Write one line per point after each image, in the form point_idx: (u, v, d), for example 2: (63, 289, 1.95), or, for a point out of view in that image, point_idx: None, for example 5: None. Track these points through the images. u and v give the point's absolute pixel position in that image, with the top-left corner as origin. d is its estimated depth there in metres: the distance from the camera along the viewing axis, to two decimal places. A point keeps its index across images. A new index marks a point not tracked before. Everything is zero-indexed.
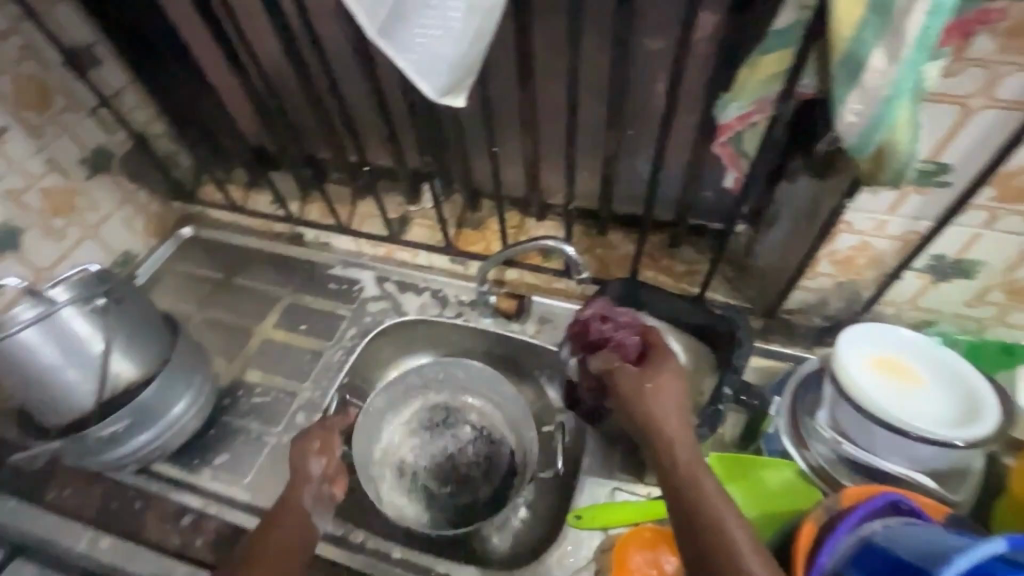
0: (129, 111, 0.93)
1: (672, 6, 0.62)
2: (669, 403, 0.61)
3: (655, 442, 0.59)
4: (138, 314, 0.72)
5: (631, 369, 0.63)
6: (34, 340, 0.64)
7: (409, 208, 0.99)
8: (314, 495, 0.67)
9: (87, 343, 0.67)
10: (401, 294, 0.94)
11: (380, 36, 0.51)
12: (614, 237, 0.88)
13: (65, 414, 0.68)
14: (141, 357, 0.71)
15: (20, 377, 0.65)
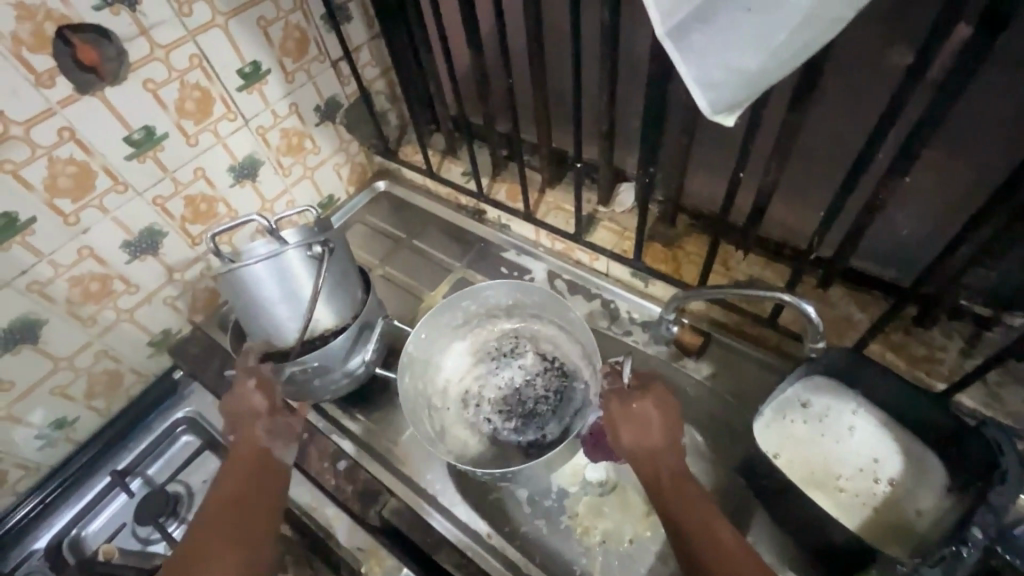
0: (362, 66, 0.98)
1: None
2: (645, 425, 0.64)
3: (642, 465, 0.64)
4: (344, 264, 0.77)
5: (613, 400, 0.67)
6: (262, 273, 0.70)
7: (599, 208, 0.93)
8: (270, 426, 0.69)
9: (303, 285, 0.73)
10: (570, 295, 0.93)
11: (670, 37, 0.44)
12: (836, 293, 0.75)
13: (271, 340, 0.76)
14: (336, 310, 0.77)
15: (244, 301, 0.72)
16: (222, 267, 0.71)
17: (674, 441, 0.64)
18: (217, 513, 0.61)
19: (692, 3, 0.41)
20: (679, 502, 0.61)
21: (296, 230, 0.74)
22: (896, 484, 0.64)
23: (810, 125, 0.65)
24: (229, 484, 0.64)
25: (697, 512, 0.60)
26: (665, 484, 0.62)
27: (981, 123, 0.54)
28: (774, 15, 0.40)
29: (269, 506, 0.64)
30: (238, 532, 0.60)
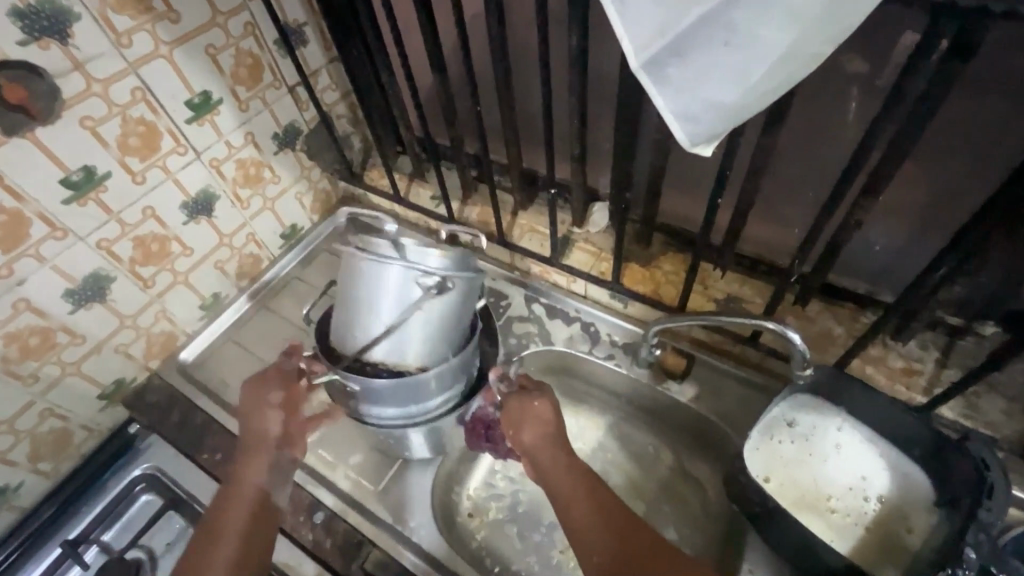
0: (321, 91, 0.94)
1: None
2: (542, 423, 0.68)
3: (538, 462, 0.67)
4: (457, 304, 0.69)
5: (511, 397, 0.70)
6: (382, 271, 0.64)
7: (573, 229, 0.91)
8: (269, 458, 0.68)
9: (413, 304, 0.66)
10: (549, 320, 0.90)
11: (644, 70, 0.42)
12: (813, 308, 0.75)
13: (354, 334, 0.69)
14: (426, 352, 0.69)
15: (356, 287, 0.67)
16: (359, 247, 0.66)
17: (564, 436, 0.68)
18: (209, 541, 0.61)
19: (666, 37, 0.40)
20: (571, 493, 0.64)
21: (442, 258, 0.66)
22: (885, 502, 0.65)
23: (781, 145, 0.64)
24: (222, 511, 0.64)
25: (589, 501, 0.63)
26: (557, 480, 0.65)
27: (950, 141, 0.55)
28: (748, 51, 0.39)
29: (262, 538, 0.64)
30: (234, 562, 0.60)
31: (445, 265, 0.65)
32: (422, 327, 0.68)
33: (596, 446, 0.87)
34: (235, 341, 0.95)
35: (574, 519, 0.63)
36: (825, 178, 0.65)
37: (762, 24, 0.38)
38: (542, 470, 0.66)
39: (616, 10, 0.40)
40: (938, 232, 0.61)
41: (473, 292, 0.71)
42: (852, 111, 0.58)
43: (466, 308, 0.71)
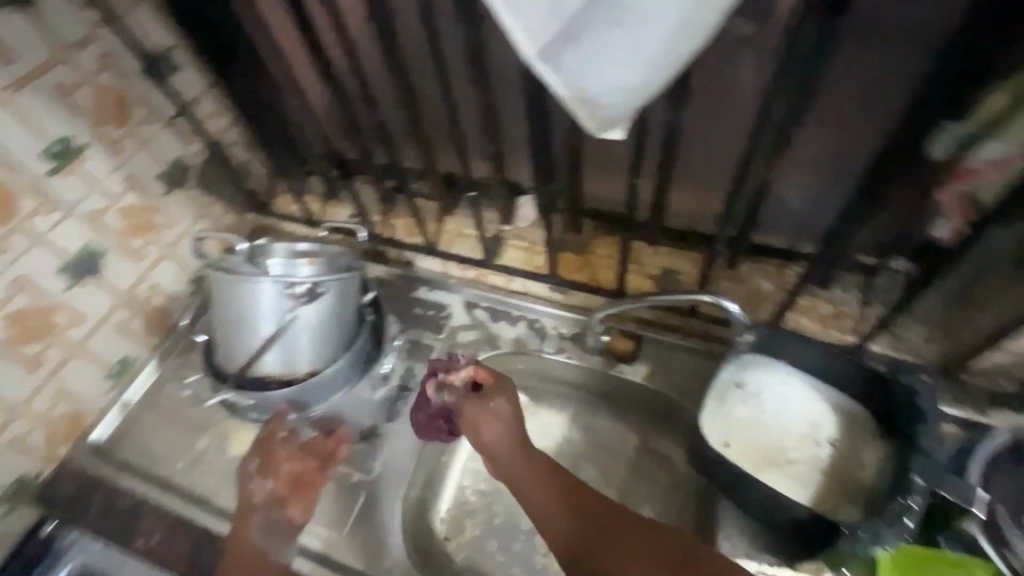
0: (206, 119, 0.86)
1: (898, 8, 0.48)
2: (511, 419, 0.66)
3: (495, 459, 0.66)
4: (338, 308, 0.69)
5: (472, 396, 0.67)
6: (251, 288, 0.64)
7: (504, 228, 0.88)
8: (264, 520, 0.69)
9: (288, 315, 0.66)
10: (493, 324, 0.87)
11: (541, 58, 0.40)
12: (744, 270, 0.76)
13: (237, 354, 0.69)
14: (315, 357, 0.70)
15: (229, 310, 0.66)
16: (223, 272, 0.66)
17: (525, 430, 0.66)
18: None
19: (558, 22, 0.38)
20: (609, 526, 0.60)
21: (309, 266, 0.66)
22: (837, 443, 0.67)
23: (690, 117, 0.64)
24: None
25: (550, 489, 0.63)
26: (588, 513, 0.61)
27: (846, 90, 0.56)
28: (641, 30, 0.38)
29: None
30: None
31: (315, 272, 0.66)
32: (304, 334, 0.68)
33: (562, 442, 0.85)
34: (151, 410, 0.84)
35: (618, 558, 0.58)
36: (735, 143, 0.65)
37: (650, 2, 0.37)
38: (527, 470, 0.64)
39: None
40: (846, 177, 0.63)
41: (355, 293, 0.71)
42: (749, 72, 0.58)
43: (350, 310, 0.71)
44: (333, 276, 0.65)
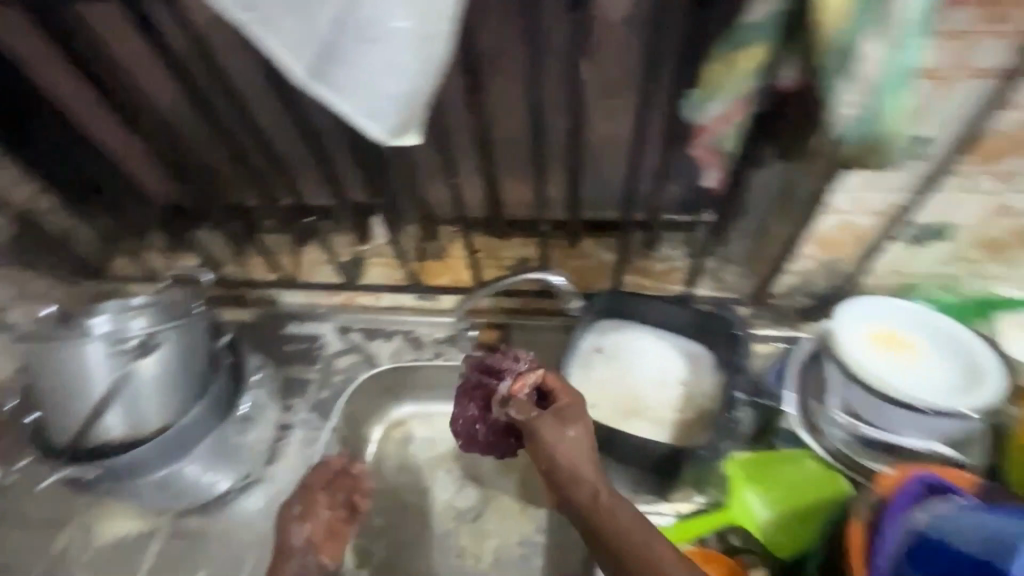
0: (7, 192, 0.79)
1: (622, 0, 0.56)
2: (587, 453, 0.55)
3: (554, 484, 0.55)
4: (179, 359, 0.66)
5: (548, 420, 0.57)
6: (77, 352, 0.62)
7: (361, 247, 0.89)
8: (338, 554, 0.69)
9: (121, 373, 0.63)
10: (369, 344, 0.88)
11: (312, 80, 0.44)
12: (586, 244, 0.81)
13: (69, 429, 0.63)
14: (161, 413, 0.65)
15: (55, 381, 0.63)
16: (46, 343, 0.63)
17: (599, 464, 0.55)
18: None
19: (317, 46, 0.43)
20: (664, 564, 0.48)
21: (137, 318, 0.64)
22: (686, 382, 0.75)
23: (488, 121, 0.69)
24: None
25: (607, 520, 0.51)
26: (643, 546, 0.49)
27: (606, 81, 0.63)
28: (390, 42, 0.42)
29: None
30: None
31: (147, 322, 0.64)
32: (144, 391, 0.64)
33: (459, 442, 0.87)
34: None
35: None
36: None
37: (386, 21, 0.41)
38: (584, 509, 0.53)
39: (264, 29, 0.42)
40: None
41: (200, 340, 0.68)
42: (530, 77, 0.63)
43: (196, 359, 0.68)
44: (165, 321, 0.64)
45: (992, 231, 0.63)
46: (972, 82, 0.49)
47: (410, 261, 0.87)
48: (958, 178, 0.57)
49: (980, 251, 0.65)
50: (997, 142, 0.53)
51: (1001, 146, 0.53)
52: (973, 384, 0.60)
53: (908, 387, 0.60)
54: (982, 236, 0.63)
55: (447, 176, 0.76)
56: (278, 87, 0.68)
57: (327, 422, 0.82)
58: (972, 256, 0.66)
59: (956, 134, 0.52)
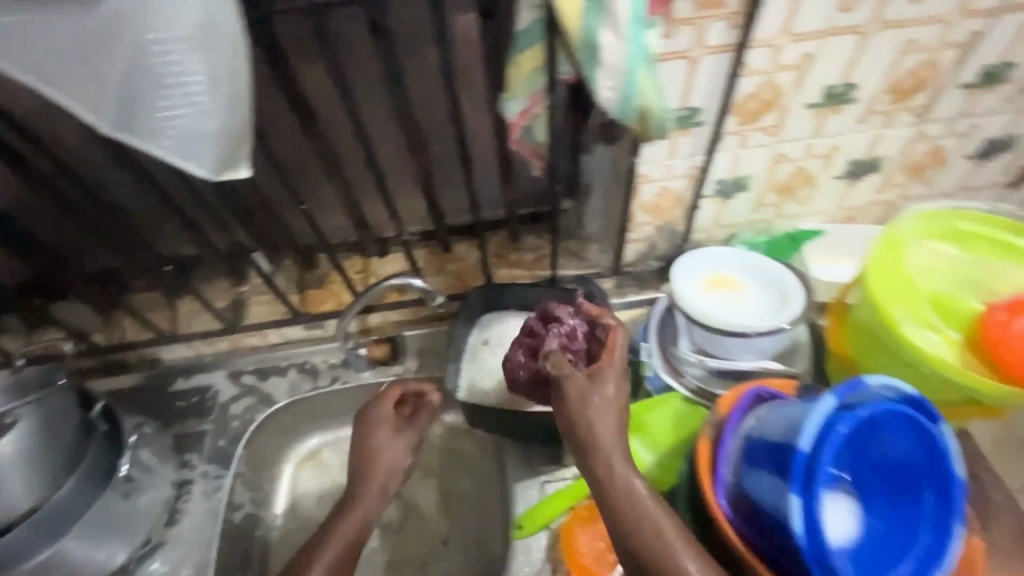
0: None
1: (421, 23, 0.61)
2: (614, 412, 0.56)
3: (579, 452, 0.56)
4: (41, 434, 0.64)
5: (580, 377, 0.57)
6: None
7: (239, 289, 0.90)
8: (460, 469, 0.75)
9: None
10: (264, 383, 0.87)
11: (119, 130, 0.45)
12: (458, 248, 0.89)
13: None
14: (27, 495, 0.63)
15: None
16: None
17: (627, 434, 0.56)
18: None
19: (113, 97, 0.44)
20: (659, 524, 0.52)
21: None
22: None
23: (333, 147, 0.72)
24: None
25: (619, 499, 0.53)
26: (632, 506, 0.53)
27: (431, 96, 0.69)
28: (184, 86, 0.44)
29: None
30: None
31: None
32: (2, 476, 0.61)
33: None
34: None
35: (676, 558, 0.51)
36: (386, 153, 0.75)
37: (173, 65, 0.43)
38: (600, 481, 0.54)
39: (53, 88, 0.42)
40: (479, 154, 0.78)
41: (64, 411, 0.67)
42: (360, 104, 0.67)
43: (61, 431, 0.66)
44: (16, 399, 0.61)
45: (777, 177, 0.75)
46: (712, 57, 0.58)
47: (291, 293, 0.89)
48: (733, 138, 0.68)
49: (775, 195, 0.77)
50: (751, 104, 0.64)
51: (754, 107, 0.64)
52: (784, 305, 0.70)
53: (733, 318, 0.70)
54: (772, 182, 0.75)
55: (310, 205, 0.80)
56: (106, 143, 0.66)
57: (229, 469, 0.80)
58: (770, 200, 0.78)
59: (718, 103, 0.63)
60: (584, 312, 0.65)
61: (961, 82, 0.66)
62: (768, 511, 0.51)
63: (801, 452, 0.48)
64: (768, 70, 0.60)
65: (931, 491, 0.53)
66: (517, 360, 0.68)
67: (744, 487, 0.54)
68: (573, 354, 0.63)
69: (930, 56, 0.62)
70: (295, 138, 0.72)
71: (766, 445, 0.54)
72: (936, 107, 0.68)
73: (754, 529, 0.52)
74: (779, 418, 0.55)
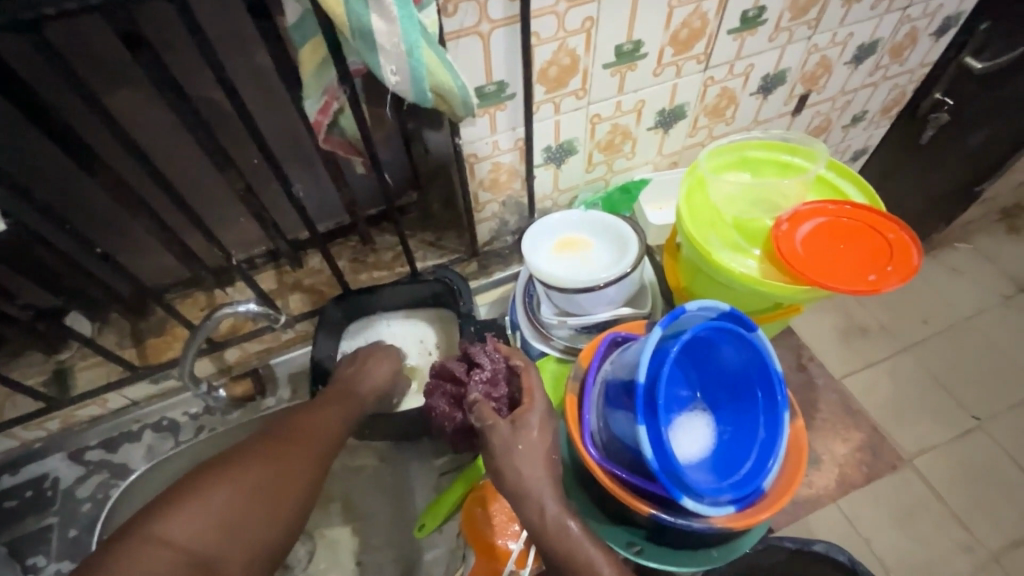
0: None
1: (185, 32, 0.56)
2: (541, 455, 0.53)
3: (506, 496, 0.52)
4: None
5: (504, 426, 0.53)
6: None
7: (57, 357, 0.77)
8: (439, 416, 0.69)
9: None
10: (115, 455, 0.78)
11: None
12: (309, 262, 0.84)
13: None
14: None
15: None
16: None
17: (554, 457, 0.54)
18: (180, 502, 0.49)
19: None
20: (597, 566, 0.49)
21: None
22: (440, 347, 0.81)
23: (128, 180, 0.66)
24: (264, 444, 0.57)
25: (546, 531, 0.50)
26: (573, 552, 0.49)
27: (226, 108, 0.64)
28: None
29: (305, 477, 0.57)
30: (193, 554, 0.47)
31: None
32: None
33: None
34: None
35: (587, 555, 0.49)
36: (194, 174, 0.69)
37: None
38: (530, 524, 0.51)
39: None
40: (302, 159, 0.74)
41: None
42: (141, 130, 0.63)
43: None
44: None
45: (599, 137, 0.79)
46: (501, 30, 0.59)
47: (125, 348, 0.78)
48: (547, 106, 0.71)
49: (601, 154, 0.82)
50: (553, 71, 0.67)
51: (557, 74, 0.67)
52: (623, 254, 0.74)
53: (583, 275, 0.73)
54: (596, 142, 0.80)
55: (122, 244, 0.72)
56: None
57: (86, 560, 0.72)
58: (598, 159, 0.83)
59: (520, 74, 0.64)
60: (499, 354, 0.63)
61: (728, 29, 0.72)
62: (629, 443, 0.55)
63: (640, 384, 0.52)
64: (558, 36, 0.63)
65: (761, 390, 0.59)
66: (442, 409, 0.66)
67: (608, 429, 0.58)
68: (496, 401, 0.60)
69: (695, 8, 0.67)
70: (78, 178, 0.64)
71: (619, 386, 0.58)
72: (714, 54, 0.75)
73: (621, 463, 0.57)
74: (626, 357, 0.59)
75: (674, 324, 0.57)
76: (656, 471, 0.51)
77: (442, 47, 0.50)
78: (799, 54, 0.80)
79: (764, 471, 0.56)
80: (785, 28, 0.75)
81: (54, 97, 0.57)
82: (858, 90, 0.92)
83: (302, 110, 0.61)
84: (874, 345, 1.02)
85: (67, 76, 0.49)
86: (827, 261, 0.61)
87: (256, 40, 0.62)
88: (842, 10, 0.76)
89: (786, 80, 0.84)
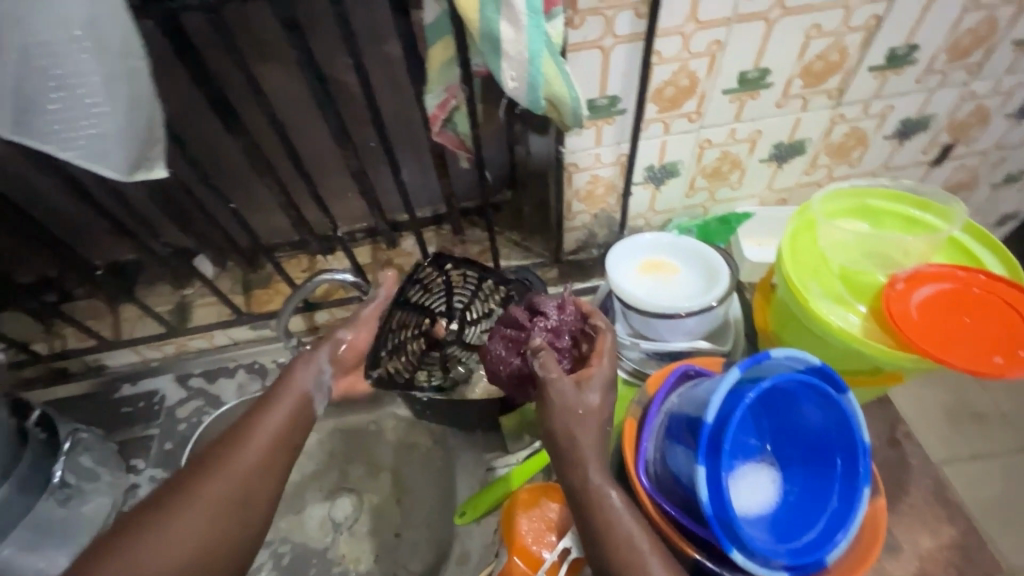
0: None
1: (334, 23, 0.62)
2: (602, 437, 0.53)
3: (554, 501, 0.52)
4: None
5: (567, 381, 0.53)
6: None
7: (182, 293, 0.88)
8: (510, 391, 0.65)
9: None
10: (212, 386, 0.88)
11: (24, 133, 0.45)
12: (402, 243, 0.89)
13: None
14: None
15: None
16: None
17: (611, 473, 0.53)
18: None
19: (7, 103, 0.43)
20: None
21: None
22: None
23: (263, 147, 0.73)
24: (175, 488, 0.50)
25: (594, 540, 0.50)
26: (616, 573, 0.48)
27: (355, 93, 0.70)
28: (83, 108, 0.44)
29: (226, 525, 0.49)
30: None
31: None
32: None
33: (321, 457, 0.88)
34: None
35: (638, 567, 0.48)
36: (317, 149, 0.76)
37: (62, 77, 0.42)
38: (583, 528, 0.50)
39: None
40: (413, 147, 0.79)
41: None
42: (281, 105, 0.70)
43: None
44: None
45: (705, 162, 0.76)
46: (623, 47, 0.60)
47: (236, 294, 0.87)
48: (656, 125, 0.70)
49: (705, 180, 0.79)
50: (669, 92, 0.66)
51: (673, 96, 0.66)
52: (711, 285, 0.72)
53: (664, 300, 0.71)
54: (701, 167, 0.77)
55: (250, 203, 0.81)
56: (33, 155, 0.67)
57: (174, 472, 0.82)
58: (701, 185, 0.80)
59: (635, 90, 0.64)
60: (570, 310, 0.64)
61: (870, 65, 0.67)
62: (684, 482, 0.53)
63: (706, 424, 0.50)
64: (681, 57, 0.62)
65: (841, 457, 0.55)
66: (497, 354, 0.64)
67: (664, 462, 0.56)
68: (560, 351, 0.61)
69: (835, 40, 0.63)
70: (224, 140, 0.73)
71: (684, 420, 0.56)
72: (848, 91, 0.70)
73: (672, 499, 0.55)
74: (697, 392, 0.57)
75: (754, 369, 0.54)
76: (709, 517, 0.48)
77: (563, 58, 0.51)
78: (950, 100, 0.73)
79: (830, 545, 0.51)
80: (938, 70, 0.68)
81: (219, 69, 0.65)
82: (1017, 147, 0.81)
83: (422, 102, 0.65)
84: (987, 436, 0.90)
85: (233, 51, 0.56)
86: (946, 332, 0.55)
87: (392, 33, 0.66)
88: (1013, 56, 0.68)
89: (930, 127, 0.76)
